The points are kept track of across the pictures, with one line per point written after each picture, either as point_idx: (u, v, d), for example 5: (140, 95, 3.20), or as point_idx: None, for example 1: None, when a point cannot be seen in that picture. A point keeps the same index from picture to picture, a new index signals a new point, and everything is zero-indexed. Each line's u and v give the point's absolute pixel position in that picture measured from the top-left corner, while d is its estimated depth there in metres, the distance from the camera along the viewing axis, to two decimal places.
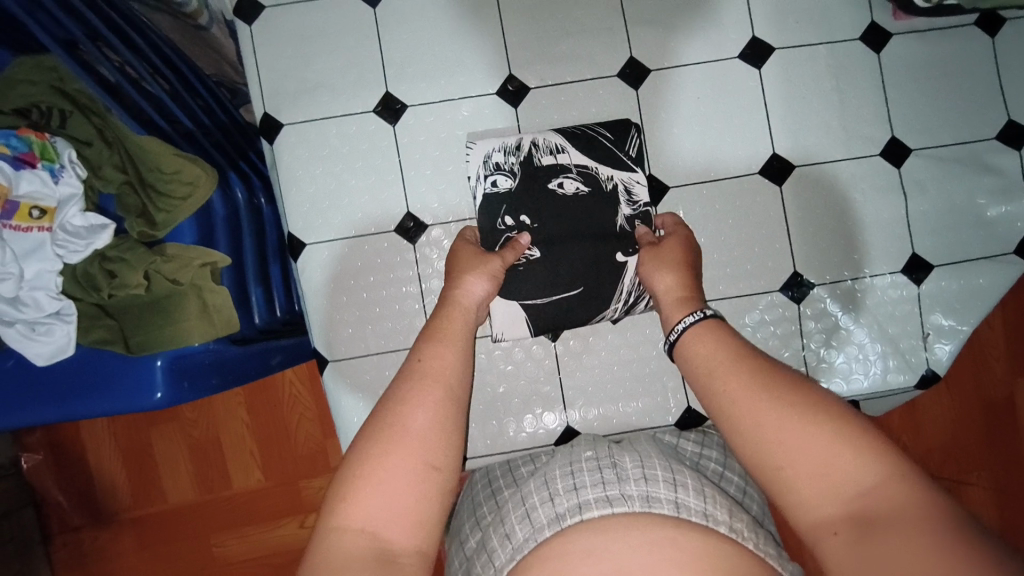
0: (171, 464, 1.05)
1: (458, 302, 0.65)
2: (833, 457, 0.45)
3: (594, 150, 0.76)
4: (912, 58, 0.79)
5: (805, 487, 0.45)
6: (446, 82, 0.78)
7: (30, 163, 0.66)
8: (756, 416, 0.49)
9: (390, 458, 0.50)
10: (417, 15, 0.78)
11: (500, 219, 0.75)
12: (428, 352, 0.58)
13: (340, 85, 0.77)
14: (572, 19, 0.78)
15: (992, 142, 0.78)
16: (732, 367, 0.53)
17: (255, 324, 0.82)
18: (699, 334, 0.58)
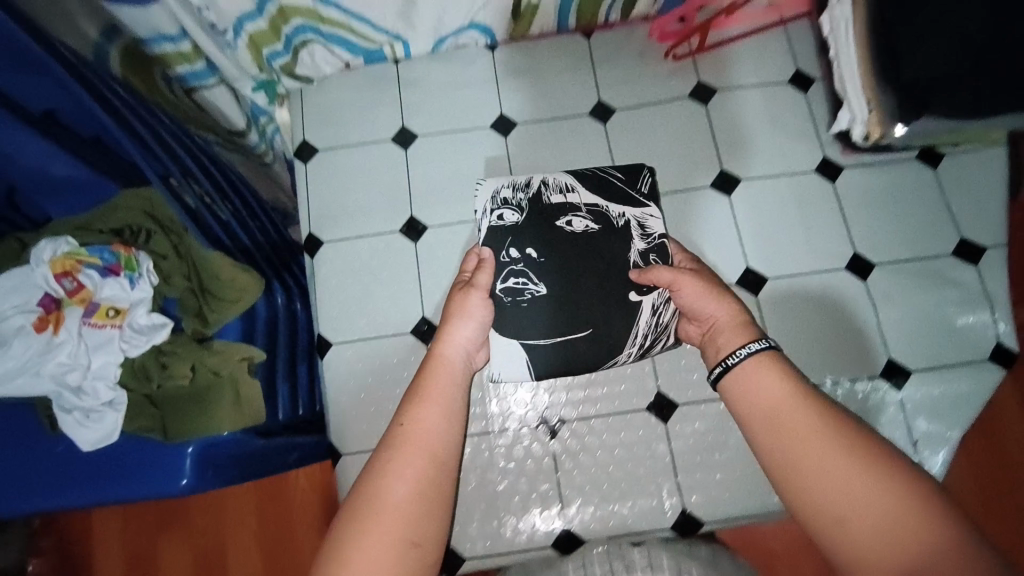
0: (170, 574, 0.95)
1: (441, 357, 0.64)
2: (911, 537, 0.44)
3: (604, 193, 0.81)
4: (864, 187, 0.90)
5: (873, 555, 0.45)
6: (462, 207, 0.92)
7: (114, 271, 0.81)
8: (824, 474, 0.48)
9: (367, 537, 0.51)
10: (439, 155, 0.95)
11: (505, 250, 0.78)
12: (410, 416, 0.59)
13: (372, 210, 0.92)
14: (568, 157, 0.94)
15: (950, 258, 0.86)
16: (790, 411, 0.52)
17: (278, 418, 0.88)
18: (760, 363, 0.56)
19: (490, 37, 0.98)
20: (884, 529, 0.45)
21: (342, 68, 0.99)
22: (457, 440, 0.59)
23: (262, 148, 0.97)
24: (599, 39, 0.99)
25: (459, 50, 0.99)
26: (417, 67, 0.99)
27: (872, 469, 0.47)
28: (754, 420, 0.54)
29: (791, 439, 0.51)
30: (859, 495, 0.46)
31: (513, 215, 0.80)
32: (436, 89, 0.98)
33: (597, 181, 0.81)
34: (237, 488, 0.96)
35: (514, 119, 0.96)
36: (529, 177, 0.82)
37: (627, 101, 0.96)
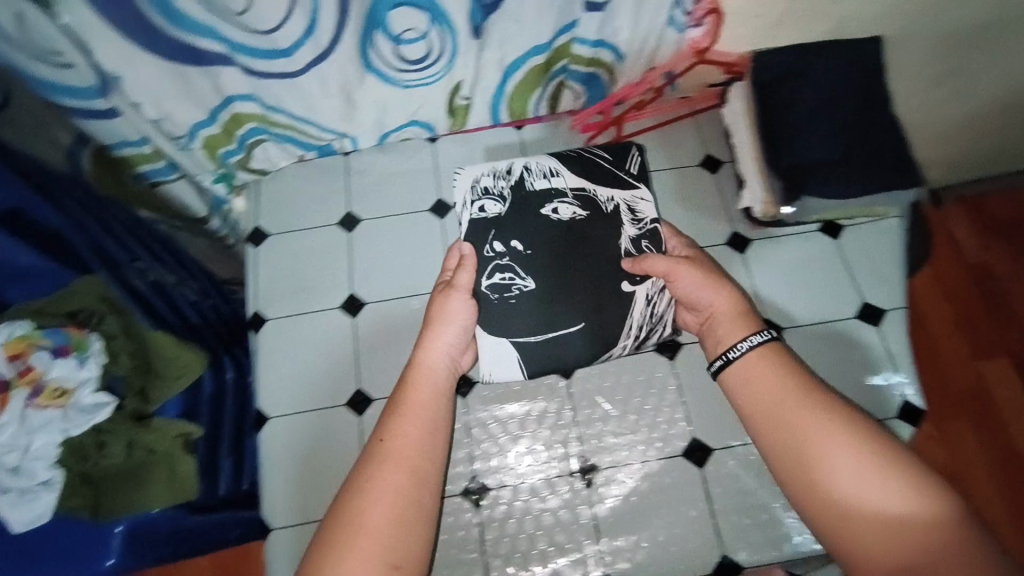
0: None
1: (418, 368, 0.67)
2: (914, 530, 0.50)
3: (587, 175, 0.82)
4: (771, 257, 0.98)
5: (869, 546, 0.51)
6: (401, 283, 0.99)
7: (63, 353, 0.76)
8: (840, 465, 0.54)
9: (346, 567, 0.53)
10: (381, 236, 1.02)
11: (489, 243, 0.79)
12: (387, 432, 0.61)
13: (316, 288, 0.98)
14: None
15: (853, 321, 0.93)
16: (803, 404, 0.58)
17: (219, 494, 0.90)
18: (761, 356, 0.63)
19: (430, 131, 1.07)
20: (881, 519, 0.51)
21: (297, 161, 1.06)
22: (446, 441, 0.62)
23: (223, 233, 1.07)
24: (529, 131, 1.10)
25: (402, 142, 1.08)
26: (364, 158, 1.07)
27: (868, 460, 0.53)
28: (753, 414, 0.60)
29: (789, 435, 0.57)
30: (854, 488, 0.53)
31: (500, 206, 0.82)
32: (380, 177, 1.06)
33: (581, 164, 0.83)
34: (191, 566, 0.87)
35: (452, 202, 1.05)
36: (511, 164, 0.84)
37: None
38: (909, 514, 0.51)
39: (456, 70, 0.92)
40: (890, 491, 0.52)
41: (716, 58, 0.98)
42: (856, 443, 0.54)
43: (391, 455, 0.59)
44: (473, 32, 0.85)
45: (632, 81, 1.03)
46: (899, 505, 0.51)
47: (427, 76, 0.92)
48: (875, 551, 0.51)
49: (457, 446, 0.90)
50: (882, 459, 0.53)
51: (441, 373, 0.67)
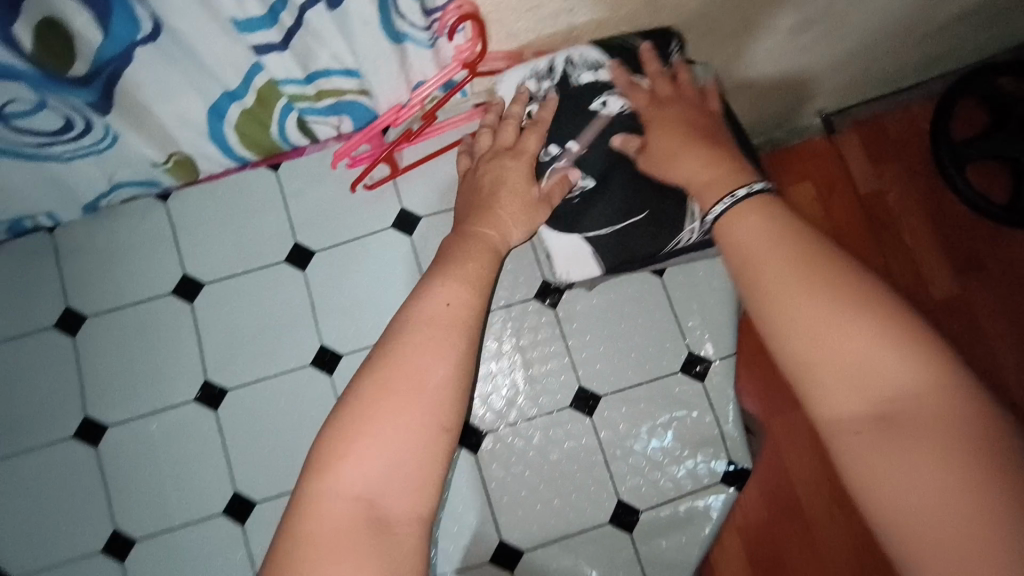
0: None
1: (485, 238, 0.55)
2: (887, 384, 0.36)
3: (638, 63, 0.60)
4: (586, 309, 0.82)
5: (833, 387, 0.37)
6: (147, 396, 0.81)
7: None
8: (817, 320, 0.38)
9: (398, 417, 0.42)
10: (115, 337, 0.83)
11: (540, 151, 0.61)
12: (447, 292, 0.47)
13: (43, 415, 0.81)
14: (264, 316, 0.84)
15: (678, 376, 0.81)
16: (778, 251, 0.41)
17: None
18: (755, 209, 0.44)
19: (153, 187, 0.83)
20: (859, 367, 0.37)
21: None
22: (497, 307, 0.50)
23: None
24: (290, 168, 0.87)
25: (125, 203, 0.85)
26: (75, 235, 0.85)
27: (848, 286, 0.38)
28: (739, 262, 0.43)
29: (766, 275, 0.41)
30: (835, 314, 0.38)
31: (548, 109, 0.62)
32: (104, 257, 0.84)
33: (638, 49, 0.60)
34: None
35: (201, 278, 0.85)
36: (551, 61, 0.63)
37: (327, 240, 0.85)
38: (890, 346, 0.36)
39: (127, 142, 0.70)
40: (868, 319, 0.37)
41: (492, 66, 0.66)
42: (839, 297, 0.38)
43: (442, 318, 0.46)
44: (93, 107, 0.62)
45: (397, 100, 0.73)
46: (877, 333, 0.37)
47: (87, 145, 0.69)
48: (839, 392, 0.37)
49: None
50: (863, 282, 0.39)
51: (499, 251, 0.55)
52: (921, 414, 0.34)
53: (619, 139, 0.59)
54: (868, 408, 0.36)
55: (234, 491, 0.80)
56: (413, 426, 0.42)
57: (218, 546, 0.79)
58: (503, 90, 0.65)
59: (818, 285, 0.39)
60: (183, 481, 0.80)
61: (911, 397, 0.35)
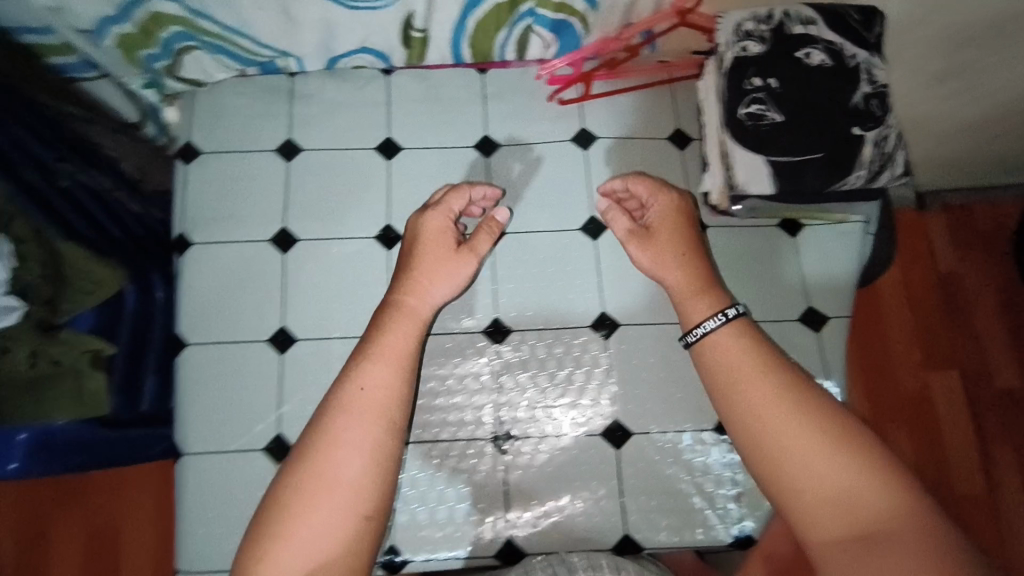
0: (66, 540, 1.10)
1: (404, 308, 0.70)
2: (857, 503, 0.55)
3: (841, 32, 0.78)
4: (726, 245, 0.92)
5: (818, 506, 0.56)
6: (334, 224, 0.94)
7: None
8: (797, 452, 0.58)
9: (317, 506, 0.58)
10: (320, 170, 0.96)
11: (747, 79, 0.77)
12: (365, 377, 0.65)
13: (247, 217, 0.93)
14: (446, 185, 0.96)
15: (796, 322, 0.89)
16: (765, 393, 0.61)
17: (138, 407, 0.93)
18: (727, 343, 0.66)
19: (384, 62, 0.99)
20: (833, 488, 0.56)
21: (237, 75, 0.99)
22: (412, 387, 0.67)
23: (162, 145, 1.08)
24: (494, 76, 1.02)
25: (354, 71, 1.01)
26: (309, 83, 1.00)
27: (816, 422, 0.58)
28: (730, 400, 0.63)
29: (753, 409, 0.61)
30: (809, 446, 0.57)
31: (759, 48, 0.78)
32: (327, 107, 0.99)
33: (842, 21, 0.79)
34: (142, 468, 1.11)
35: (402, 143, 0.98)
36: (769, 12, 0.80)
37: (514, 138, 0.99)
38: (856, 474, 0.55)
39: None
40: (829, 449, 0.57)
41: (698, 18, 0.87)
42: (817, 436, 0.57)
43: (365, 408, 0.63)
44: None
45: (605, 35, 0.93)
46: (844, 464, 0.56)
47: None
48: (819, 509, 0.56)
49: None
50: (834, 425, 0.58)
51: (417, 323, 0.70)
52: (887, 529, 0.53)
53: (604, 210, 0.80)
54: (846, 524, 0.55)
55: None
56: (338, 503, 0.59)
57: None
58: (721, 28, 0.80)
59: (803, 426, 0.58)
60: (347, 301, 0.91)
61: (878, 516, 0.54)
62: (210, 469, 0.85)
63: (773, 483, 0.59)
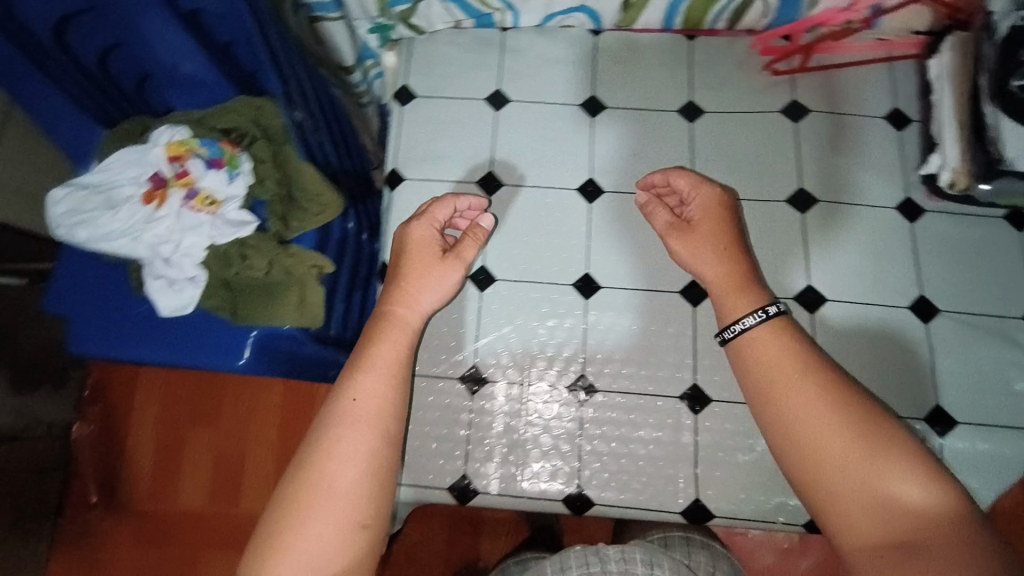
0: (190, 471, 1.50)
1: (396, 320, 0.75)
2: (901, 505, 0.53)
3: None
4: (944, 233, 0.91)
5: (856, 511, 0.54)
6: (540, 172, 0.97)
7: (177, 160, 0.93)
8: (831, 450, 0.56)
9: (310, 516, 0.61)
10: (527, 120, 0.99)
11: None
12: (359, 392, 0.68)
13: (458, 159, 0.98)
14: (650, 146, 0.97)
15: (1018, 321, 0.88)
16: (798, 384, 0.60)
17: (328, 330, 0.97)
18: (771, 333, 0.65)
19: (596, 23, 1.01)
20: (872, 493, 0.54)
21: (453, 26, 1.03)
22: (405, 393, 0.70)
23: (361, 89, 1.14)
24: (702, 43, 1.02)
25: (563, 30, 1.03)
26: (520, 38, 1.03)
27: (852, 421, 0.57)
28: (762, 393, 0.62)
29: (787, 402, 0.59)
30: (851, 450, 0.55)
31: None
32: (536, 63, 1.02)
33: None
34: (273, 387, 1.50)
35: (608, 102, 1.00)
36: None
37: (721, 106, 0.98)
38: (898, 471, 0.54)
39: None
40: (870, 457, 0.55)
41: None
42: (853, 434, 0.56)
43: (360, 415, 0.66)
44: None
45: (837, 6, 0.92)
46: (884, 461, 0.54)
47: None
48: (861, 519, 0.54)
49: (568, 343, 0.93)
50: (876, 425, 0.56)
51: (411, 332, 0.74)
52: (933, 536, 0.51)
53: (643, 203, 0.80)
54: (887, 533, 0.52)
55: (584, 272, 0.94)
56: (337, 514, 0.61)
57: (557, 307, 0.93)
58: None
59: (843, 421, 0.57)
60: (549, 249, 0.95)
61: (923, 522, 0.52)
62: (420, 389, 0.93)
63: (804, 485, 0.57)
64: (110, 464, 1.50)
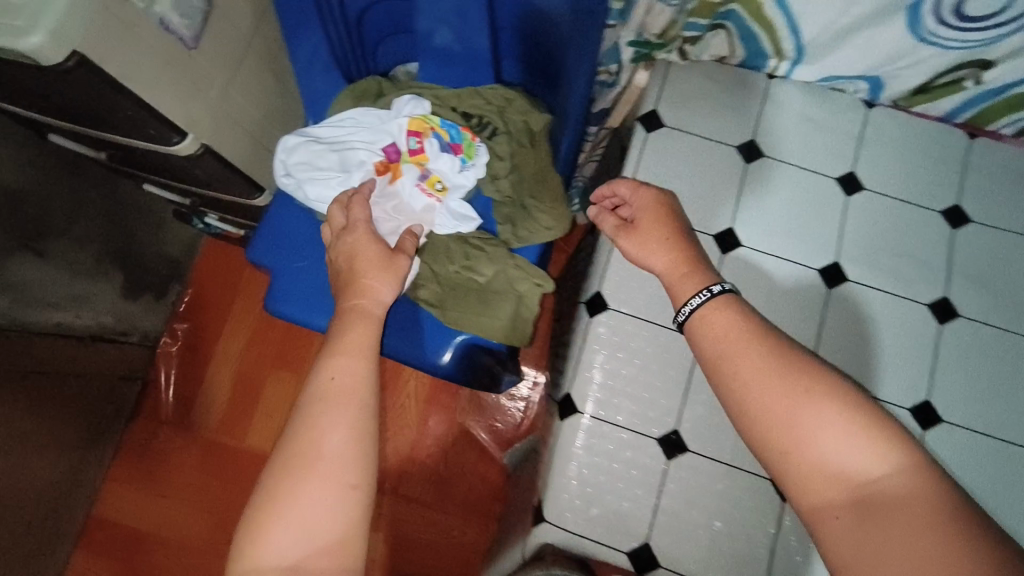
0: (263, 409, 1.79)
1: (363, 308, 0.71)
2: (854, 462, 0.53)
3: None
4: None
5: (810, 471, 0.54)
6: (782, 242, 0.92)
7: (417, 135, 0.87)
8: (777, 411, 0.56)
9: (303, 485, 0.60)
10: (779, 183, 0.93)
11: None
12: (335, 370, 0.65)
13: (697, 206, 0.93)
14: (903, 243, 0.92)
15: None
16: (746, 349, 0.60)
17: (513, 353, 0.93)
18: (719, 306, 0.64)
19: (876, 94, 0.94)
20: (830, 462, 0.54)
21: (716, 60, 0.96)
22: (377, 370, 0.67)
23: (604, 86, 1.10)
24: (980, 146, 0.94)
25: (833, 92, 0.96)
26: (788, 90, 0.96)
27: (803, 383, 0.56)
28: (717, 361, 0.61)
29: (739, 368, 0.59)
30: (804, 406, 0.55)
31: None
32: (798, 123, 0.95)
33: None
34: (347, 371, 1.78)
35: (866, 183, 0.94)
36: None
37: (987, 219, 0.92)
38: (859, 438, 0.53)
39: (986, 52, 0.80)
40: (832, 420, 0.54)
41: None
42: (803, 394, 0.56)
43: (331, 391, 0.64)
44: None
45: None
46: (846, 427, 0.54)
47: (973, 44, 0.79)
48: (815, 479, 0.54)
49: None
50: (817, 383, 0.56)
51: (376, 318, 0.71)
52: (894, 499, 0.51)
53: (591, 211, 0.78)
54: (844, 494, 0.53)
55: None
56: (322, 481, 0.60)
57: None
58: None
59: (794, 384, 0.56)
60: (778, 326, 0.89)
61: (880, 484, 0.52)
62: (599, 435, 0.89)
63: (759, 449, 0.57)
64: (189, 380, 1.80)
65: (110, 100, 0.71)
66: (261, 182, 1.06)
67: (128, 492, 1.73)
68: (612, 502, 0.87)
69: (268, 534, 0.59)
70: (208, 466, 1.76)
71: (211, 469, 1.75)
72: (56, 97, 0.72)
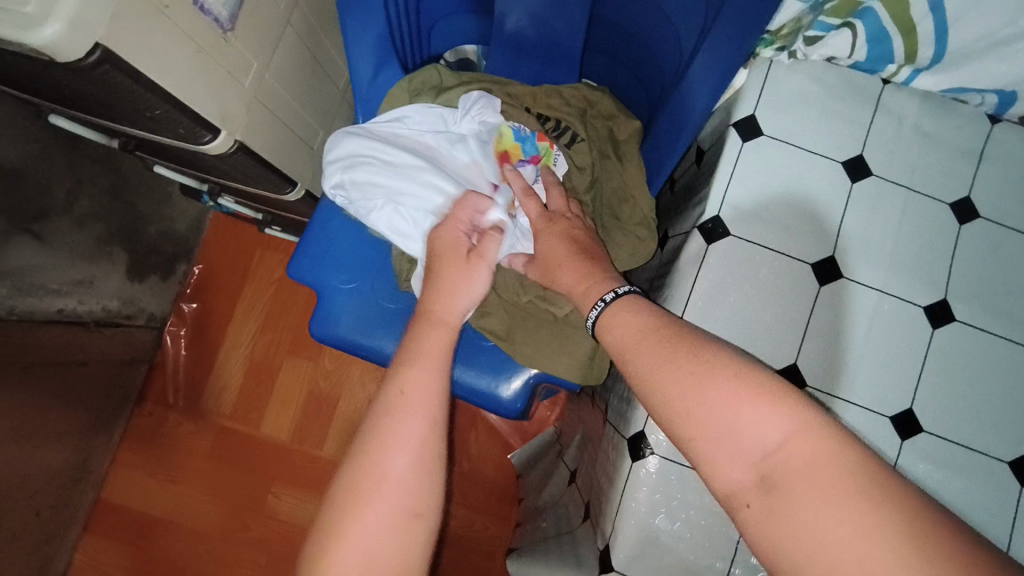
0: (279, 395, 1.58)
1: (435, 318, 0.64)
2: (761, 436, 0.46)
3: None
4: None
5: (717, 453, 0.48)
6: (887, 274, 0.82)
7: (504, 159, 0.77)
8: (682, 392, 0.50)
9: (371, 508, 0.51)
10: (886, 206, 0.83)
11: None
12: (407, 383, 0.57)
13: (794, 229, 0.83)
14: (1019, 281, 0.83)
15: None
16: (649, 336, 0.56)
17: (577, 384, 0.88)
18: (626, 301, 0.61)
19: (1005, 108, 0.83)
20: (731, 436, 0.48)
21: (824, 60, 0.84)
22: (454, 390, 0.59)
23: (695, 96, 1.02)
24: None
25: (954, 104, 0.85)
26: (904, 98, 0.84)
27: (703, 358, 0.51)
28: (631, 352, 0.57)
29: (639, 358, 0.55)
30: (691, 378, 0.50)
31: None
32: (913, 138, 0.84)
33: None
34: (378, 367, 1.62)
35: (984, 210, 0.84)
36: None
37: None
38: (763, 406, 0.47)
39: None
40: (733, 390, 0.48)
41: None
42: (701, 364, 0.50)
43: (402, 406, 0.55)
44: None
45: None
46: (734, 389, 0.48)
47: None
48: (722, 459, 0.48)
49: None
50: (713, 355, 0.51)
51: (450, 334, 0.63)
52: (798, 467, 0.44)
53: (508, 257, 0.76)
54: (755, 473, 0.46)
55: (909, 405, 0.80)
56: (392, 513, 0.51)
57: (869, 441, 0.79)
58: None
59: (689, 359, 0.51)
60: (876, 369, 0.81)
61: (778, 449, 0.45)
62: (672, 479, 0.82)
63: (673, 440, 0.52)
64: (199, 360, 1.59)
65: (131, 96, 0.57)
66: (294, 176, 0.92)
67: (134, 477, 1.53)
68: (684, 551, 0.82)
69: (325, 569, 0.49)
70: (217, 459, 1.55)
71: (220, 462, 1.55)
72: (71, 88, 0.60)
